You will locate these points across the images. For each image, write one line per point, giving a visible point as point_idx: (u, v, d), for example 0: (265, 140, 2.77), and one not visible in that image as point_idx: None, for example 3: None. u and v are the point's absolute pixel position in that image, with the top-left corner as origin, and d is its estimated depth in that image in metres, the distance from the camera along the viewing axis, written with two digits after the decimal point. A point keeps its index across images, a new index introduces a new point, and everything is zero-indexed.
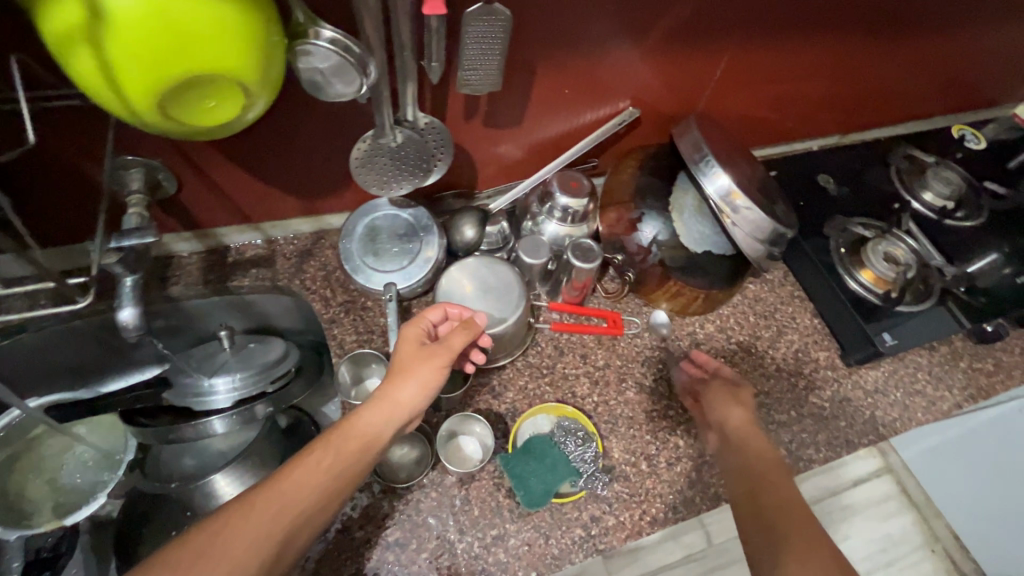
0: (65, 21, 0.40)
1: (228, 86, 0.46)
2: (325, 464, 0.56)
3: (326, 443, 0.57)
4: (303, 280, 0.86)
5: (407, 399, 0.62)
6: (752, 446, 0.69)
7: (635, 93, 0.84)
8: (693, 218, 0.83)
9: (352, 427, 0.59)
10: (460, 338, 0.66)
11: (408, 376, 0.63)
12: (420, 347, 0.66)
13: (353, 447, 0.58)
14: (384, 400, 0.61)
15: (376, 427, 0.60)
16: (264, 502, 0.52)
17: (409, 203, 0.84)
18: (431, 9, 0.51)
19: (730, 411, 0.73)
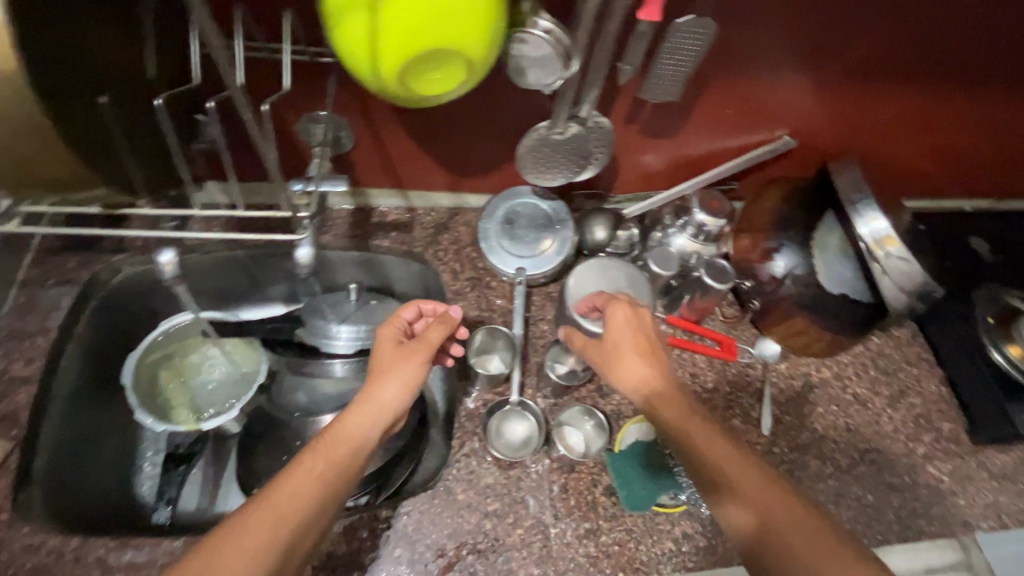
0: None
1: (458, 61, 0.50)
2: (317, 471, 0.54)
3: (313, 451, 0.56)
4: (437, 251, 0.90)
5: (390, 398, 0.63)
6: (663, 399, 0.60)
7: (792, 123, 0.83)
8: (837, 260, 0.80)
9: (335, 435, 0.59)
10: (438, 332, 0.69)
11: (388, 376, 0.64)
12: (397, 347, 0.68)
13: (342, 451, 0.57)
14: (366, 402, 0.62)
15: (362, 429, 0.60)
16: (259, 519, 0.49)
17: (550, 196, 0.87)
18: (649, 14, 0.53)
19: (631, 370, 0.64)
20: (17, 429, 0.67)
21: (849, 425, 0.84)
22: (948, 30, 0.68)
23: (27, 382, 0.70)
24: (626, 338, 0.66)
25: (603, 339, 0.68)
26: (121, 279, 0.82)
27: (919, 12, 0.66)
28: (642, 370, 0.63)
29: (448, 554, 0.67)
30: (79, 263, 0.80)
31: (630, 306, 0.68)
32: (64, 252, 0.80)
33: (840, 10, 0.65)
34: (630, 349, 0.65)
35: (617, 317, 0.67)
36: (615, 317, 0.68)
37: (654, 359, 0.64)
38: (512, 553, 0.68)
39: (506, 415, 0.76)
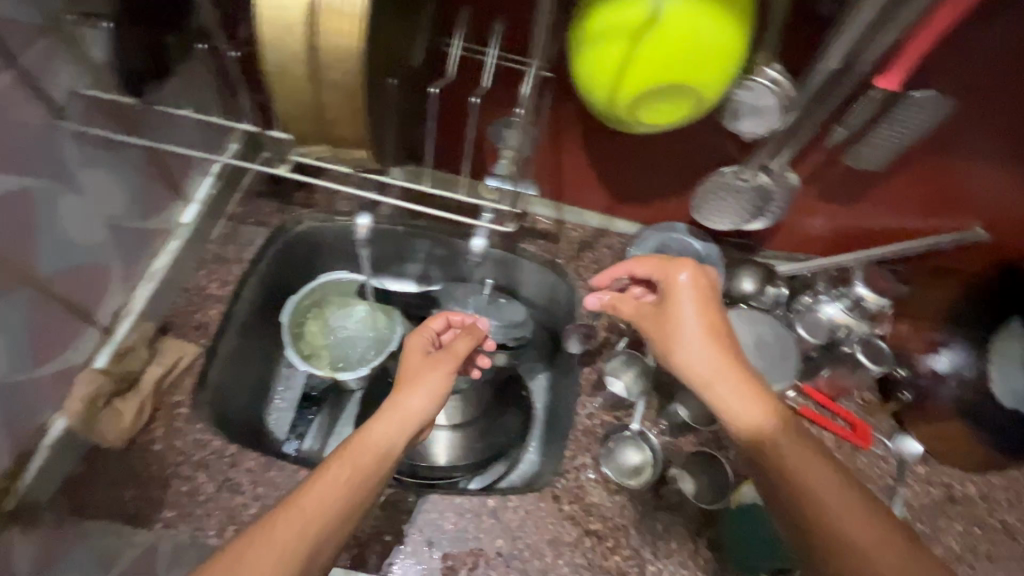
0: (614, 19, 0.48)
1: (689, 96, 0.53)
2: (342, 479, 0.57)
3: (340, 457, 0.58)
4: (578, 266, 0.93)
5: (418, 405, 0.66)
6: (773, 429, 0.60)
7: (988, 216, 0.77)
8: (1021, 370, 0.71)
9: (359, 443, 0.60)
10: (462, 344, 0.74)
11: (418, 385, 0.67)
12: (425, 357, 0.73)
13: (367, 459, 0.59)
14: (393, 410, 0.64)
15: (388, 437, 0.62)
16: (284, 525, 0.53)
17: (704, 237, 0.87)
18: (887, 83, 0.54)
19: (732, 380, 0.62)
20: (205, 337, 0.77)
21: (991, 553, 0.76)
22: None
23: (219, 301, 0.81)
24: (699, 333, 0.65)
25: (659, 310, 0.69)
26: (300, 231, 0.91)
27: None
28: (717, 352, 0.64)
29: (545, 560, 0.68)
30: (274, 209, 0.91)
31: (696, 271, 0.68)
32: (265, 198, 0.91)
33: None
34: (698, 331, 0.65)
35: (686, 287, 0.68)
36: (702, 282, 0.68)
37: (725, 340, 0.65)
38: None
39: (622, 441, 0.76)
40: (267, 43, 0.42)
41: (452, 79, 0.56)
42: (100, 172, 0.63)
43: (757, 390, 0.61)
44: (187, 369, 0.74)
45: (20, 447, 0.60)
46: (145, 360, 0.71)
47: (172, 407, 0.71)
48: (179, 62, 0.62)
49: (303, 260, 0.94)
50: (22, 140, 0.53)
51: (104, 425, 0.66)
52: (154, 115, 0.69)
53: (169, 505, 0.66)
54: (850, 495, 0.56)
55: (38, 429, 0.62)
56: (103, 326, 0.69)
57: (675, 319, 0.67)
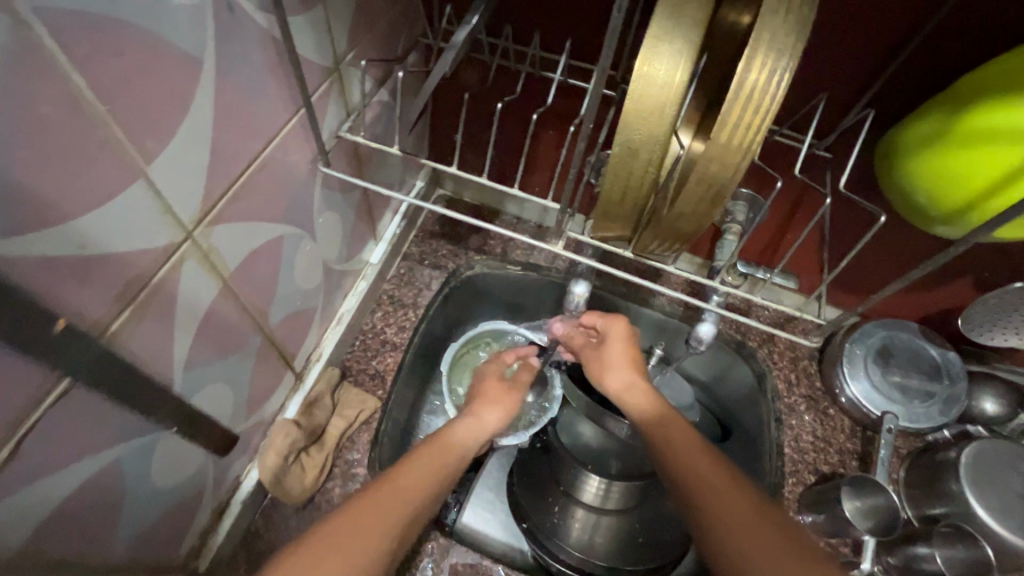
0: (976, 125, 0.41)
1: None
2: (434, 464, 0.55)
3: (427, 448, 0.57)
4: (771, 351, 0.83)
5: (491, 422, 0.65)
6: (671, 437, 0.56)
7: None
8: None
9: (447, 435, 0.60)
10: (529, 375, 0.73)
11: (493, 403, 0.67)
12: (501, 382, 0.71)
13: (448, 455, 0.57)
14: (473, 419, 0.64)
15: (467, 438, 0.61)
16: (383, 504, 0.49)
17: (943, 343, 0.75)
18: None
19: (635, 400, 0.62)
20: (383, 389, 0.72)
21: None
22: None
23: (395, 348, 0.76)
24: (630, 375, 0.64)
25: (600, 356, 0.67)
26: (471, 275, 0.86)
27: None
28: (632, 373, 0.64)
29: None
30: (449, 252, 0.87)
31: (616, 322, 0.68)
32: (438, 239, 0.88)
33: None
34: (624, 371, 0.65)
35: (617, 339, 0.67)
36: (613, 327, 0.68)
37: (647, 381, 0.64)
38: None
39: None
40: (626, 128, 0.37)
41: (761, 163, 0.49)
42: (330, 215, 0.60)
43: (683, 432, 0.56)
44: (366, 422, 0.70)
45: (218, 501, 0.56)
46: (330, 411, 0.67)
47: (350, 465, 0.67)
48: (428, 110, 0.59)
49: (464, 304, 0.89)
50: (291, 188, 0.49)
51: (292, 481, 0.61)
52: (376, 156, 0.66)
53: None
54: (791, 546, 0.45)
55: (234, 482, 0.58)
56: (297, 372, 0.65)
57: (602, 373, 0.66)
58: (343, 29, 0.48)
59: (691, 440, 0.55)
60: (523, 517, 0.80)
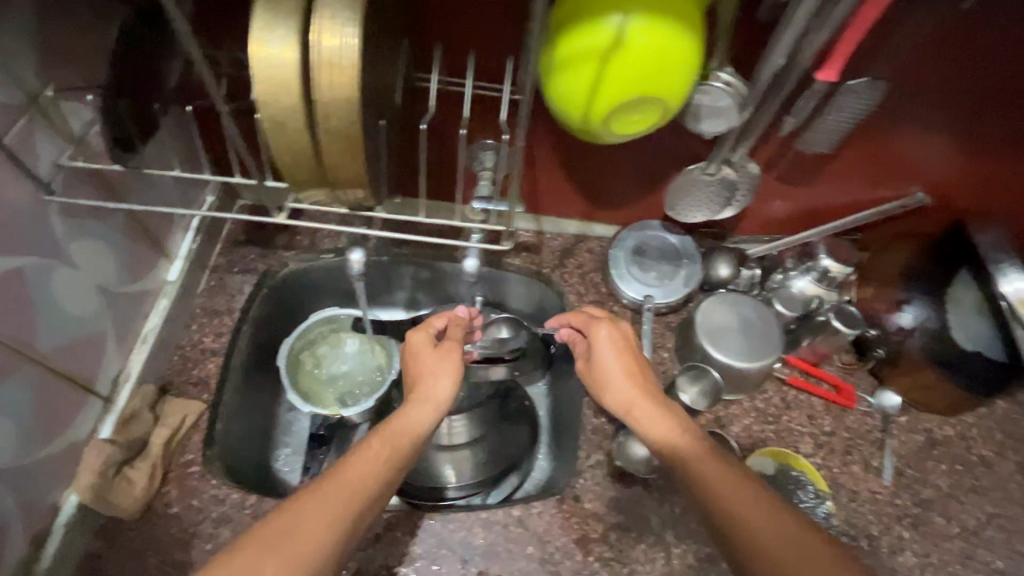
0: (564, 52, 0.53)
1: (654, 106, 0.57)
2: (382, 454, 0.63)
3: (381, 436, 0.65)
4: (563, 273, 0.97)
5: (442, 391, 0.73)
6: (682, 443, 0.63)
7: (932, 179, 0.83)
8: (970, 314, 0.80)
9: (400, 425, 0.67)
10: (458, 331, 0.81)
11: (442, 373, 0.74)
12: (435, 349, 0.77)
13: (410, 431, 0.67)
14: (422, 401, 0.72)
15: (419, 420, 0.70)
16: (340, 487, 0.57)
17: (679, 231, 0.92)
18: (826, 74, 0.59)
19: (655, 423, 0.67)
20: (208, 392, 0.77)
21: (976, 486, 0.82)
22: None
23: (216, 354, 0.80)
24: (629, 389, 0.71)
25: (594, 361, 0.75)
26: (288, 273, 0.92)
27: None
28: (648, 403, 0.69)
29: (576, 559, 0.70)
30: (258, 255, 0.92)
31: (613, 325, 0.76)
32: (246, 246, 0.92)
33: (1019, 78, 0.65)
34: (621, 381, 0.72)
35: (609, 348, 0.74)
36: (600, 332, 0.75)
37: (648, 390, 0.70)
38: (637, 566, 0.71)
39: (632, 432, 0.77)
40: (266, 104, 0.45)
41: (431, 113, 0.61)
42: (87, 242, 0.63)
43: (666, 411, 0.68)
44: (194, 427, 0.74)
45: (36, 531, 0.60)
46: (151, 424, 0.71)
47: (184, 467, 0.70)
48: (144, 123, 0.64)
49: (294, 301, 0.95)
50: (13, 222, 0.53)
51: (119, 494, 0.65)
52: (134, 179, 0.69)
53: (196, 565, 0.65)
54: (772, 505, 0.55)
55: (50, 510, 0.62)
56: (105, 397, 0.71)
57: (609, 388, 0.72)
58: (28, 66, 0.52)
59: (705, 446, 0.62)
60: None
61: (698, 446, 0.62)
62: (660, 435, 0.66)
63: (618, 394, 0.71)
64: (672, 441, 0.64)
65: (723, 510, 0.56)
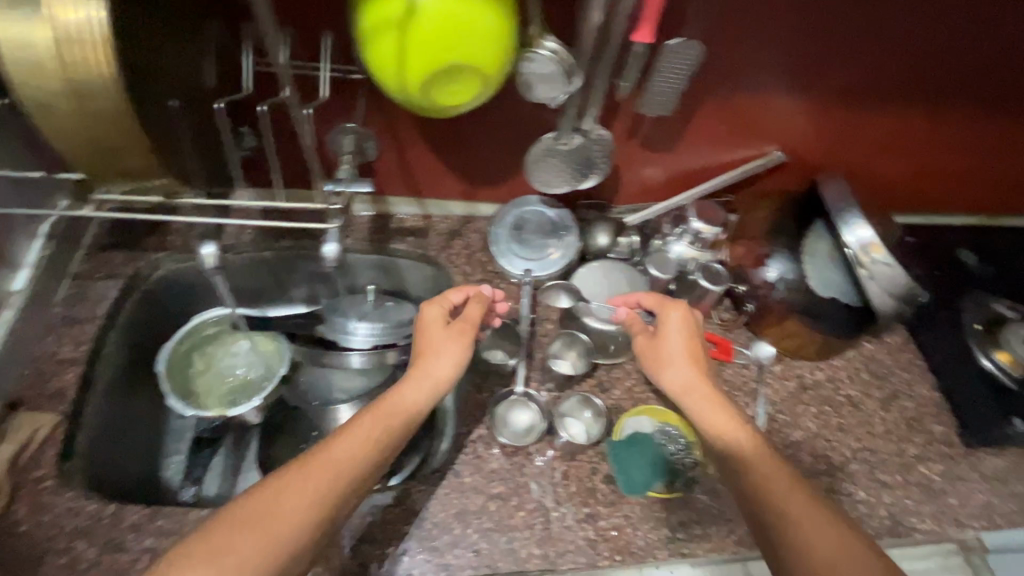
0: (372, 17, 0.53)
1: (471, 73, 0.57)
2: (371, 434, 0.62)
3: (374, 412, 0.64)
4: (449, 255, 0.97)
5: (439, 370, 0.71)
6: (750, 447, 0.62)
7: (784, 141, 0.89)
8: (824, 262, 0.85)
9: (392, 400, 0.66)
10: (477, 309, 0.77)
11: (440, 352, 0.72)
12: (448, 327, 0.75)
13: (401, 407, 0.66)
14: (419, 377, 0.69)
15: (414, 397, 0.67)
16: (326, 468, 0.57)
17: (556, 204, 0.93)
18: (642, 36, 0.61)
19: (723, 425, 0.65)
20: (63, 405, 0.74)
21: (842, 425, 0.87)
22: (934, 51, 0.75)
23: (74, 363, 0.77)
24: (687, 371, 0.70)
25: (657, 336, 0.75)
26: (159, 276, 0.89)
27: (904, 34, 0.73)
28: (686, 368, 0.70)
29: (454, 532, 0.71)
30: (124, 258, 0.88)
31: (684, 311, 0.75)
32: (112, 250, 0.88)
33: (834, 31, 0.72)
34: (684, 365, 0.71)
35: (675, 330, 0.73)
36: (671, 313, 0.75)
37: (704, 374, 0.70)
38: (514, 533, 0.71)
39: (511, 403, 0.81)
40: (24, 85, 0.44)
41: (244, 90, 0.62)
42: None
43: (719, 397, 0.68)
44: (47, 441, 0.71)
45: None
46: None
47: (37, 482, 0.68)
48: None
49: (173, 304, 0.92)
50: None
51: None
52: None
53: None
54: (822, 511, 0.56)
55: None
56: None
57: (662, 368, 0.72)
58: None
59: (769, 455, 0.61)
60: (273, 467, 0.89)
61: (764, 456, 0.61)
62: (747, 445, 0.62)
63: (673, 377, 0.71)
64: (754, 450, 0.62)
65: (794, 537, 0.54)
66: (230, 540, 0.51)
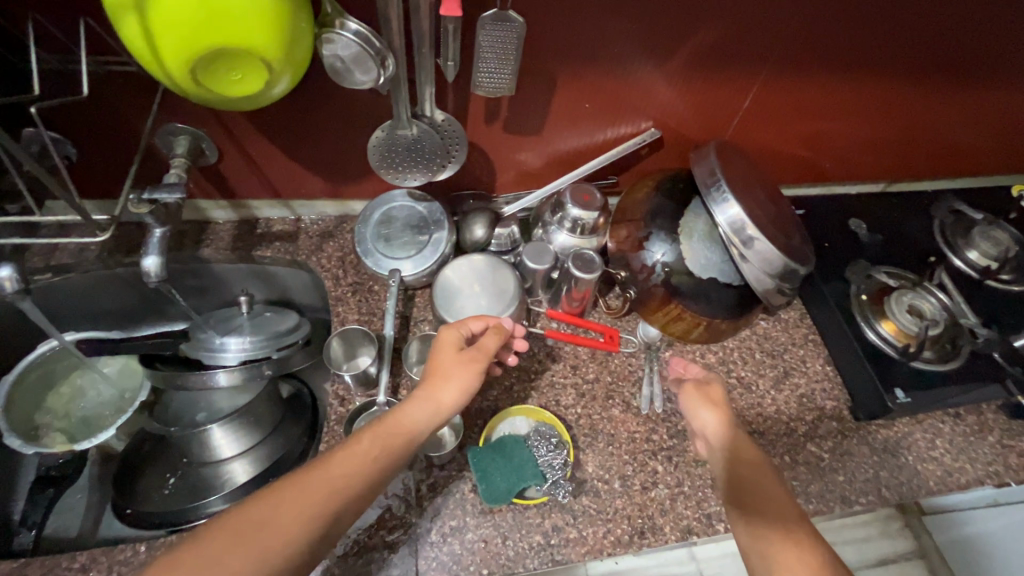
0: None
1: (248, 60, 0.51)
2: (370, 453, 0.55)
3: (376, 431, 0.57)
4: (321, 258, 0.90)
5: (449, 399, 0.62)
6: (762, 480, 0.60)
7: (658, 115, 0.85)
8: (702, 243, 0.81)
9: (397, 422, 0.59)
10: (493, 340, 0.69)
11: (450, 376, 0.64)
12: (460, 351, 0.67)
13: (404, 432, 0.58)
14: (428, 399, 0.61)
15: (420, 420, 0.59)
16: (316, 485, 0.51)
17: (425, 197, 0.87)
18: (447, 10, 0.55)
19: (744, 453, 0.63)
20: None
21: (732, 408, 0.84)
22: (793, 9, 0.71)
23: None
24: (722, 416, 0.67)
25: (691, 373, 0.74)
26: None
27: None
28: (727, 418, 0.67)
29: None
30: None
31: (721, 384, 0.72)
32: None
33: None
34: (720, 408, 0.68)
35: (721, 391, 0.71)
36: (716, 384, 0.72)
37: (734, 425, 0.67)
38: (372, 554, 0.67)
39: (366, 416, 0.75)
40: None
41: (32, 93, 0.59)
42: None
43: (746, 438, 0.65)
44: None
45: None
46: None
47: None
48: None
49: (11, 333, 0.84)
50: None
51: None
52: None
53: None
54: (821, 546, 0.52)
55: None
56: None
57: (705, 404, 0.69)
58: None
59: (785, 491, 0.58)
60: (128, 504, 0.82)
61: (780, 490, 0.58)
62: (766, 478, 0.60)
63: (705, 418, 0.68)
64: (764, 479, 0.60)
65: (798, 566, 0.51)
66: (215, 554, 0.46)
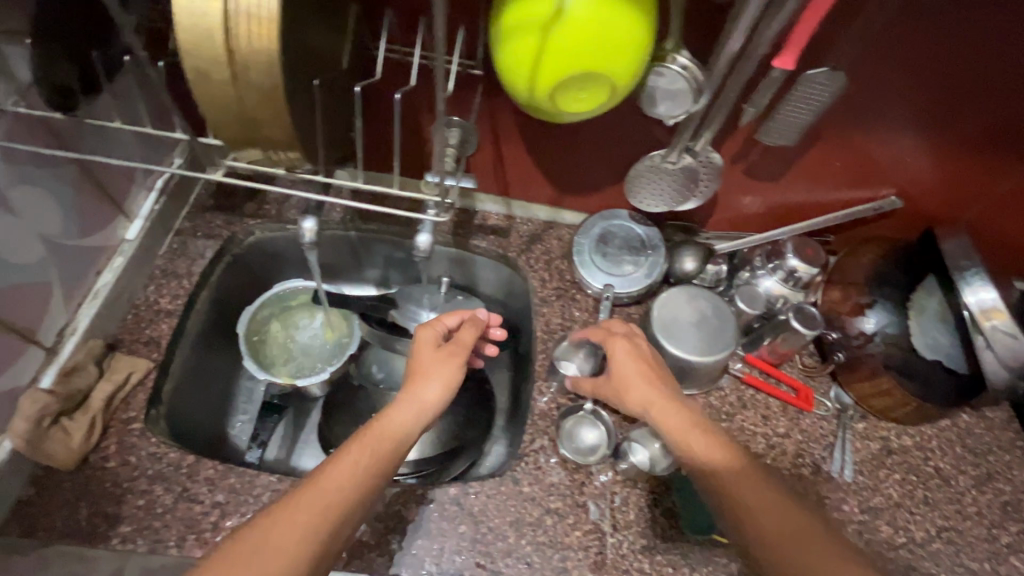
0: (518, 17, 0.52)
1: (602, 85, 0.56)
2: (363, 460, 0.58)
3: (360, 440, 0.60)
4: (529, 258, 0.95)
5: (432, 396, 0.67)
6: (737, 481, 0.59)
7: (902, 185, 0.83)
8: (932, 323, 0.79)
9: (384, 426, 0.62)
10: (468, 333, 0.75)
11: (431, 375, 0.68)
12: (437, 350, 0.71)
13: (391, 430, 0.62)
14: (410, 400, 0.65)
15: (408, 419, 0.64)
16: (303, 501, 0.53)
17: (645, 221, 0.90)
18: (782, 62, 0.57)
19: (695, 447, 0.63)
20: (158, 353, 0.77)
21: (927, 497, 0.80)
22: None
23: (169, 314, 0.81)
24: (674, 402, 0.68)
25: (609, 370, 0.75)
26: (251, 241, 0.92)
27: None
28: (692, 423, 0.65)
29: (508, 540, 0.70)
30: (222, 221, 0.90)
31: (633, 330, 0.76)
32: (212, 211, 0.91)
33: (985, 79, 0.66)
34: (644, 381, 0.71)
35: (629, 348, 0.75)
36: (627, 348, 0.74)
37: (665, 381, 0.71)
38: (568, 552, 0.70)
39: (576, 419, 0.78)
40: (188, 52, 0.43)
41: (376, 79, 0.59)
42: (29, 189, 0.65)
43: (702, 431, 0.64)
44: (139, 384, 0.74)
45: None
46: (95, 377, 0.72)
47: (126, 422, 0.71)
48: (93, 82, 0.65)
49: (254, 271, 0.95)
50: None
51: (53, 445, 0.66)
52: (88, 129, 0.69)
53: (125, 519, 0.66)
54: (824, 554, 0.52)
55: None
56: (49, 347, 0.72)
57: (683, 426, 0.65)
58: None
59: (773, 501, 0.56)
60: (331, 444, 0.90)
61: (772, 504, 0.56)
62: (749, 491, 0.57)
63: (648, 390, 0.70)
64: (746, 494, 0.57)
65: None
66: None
